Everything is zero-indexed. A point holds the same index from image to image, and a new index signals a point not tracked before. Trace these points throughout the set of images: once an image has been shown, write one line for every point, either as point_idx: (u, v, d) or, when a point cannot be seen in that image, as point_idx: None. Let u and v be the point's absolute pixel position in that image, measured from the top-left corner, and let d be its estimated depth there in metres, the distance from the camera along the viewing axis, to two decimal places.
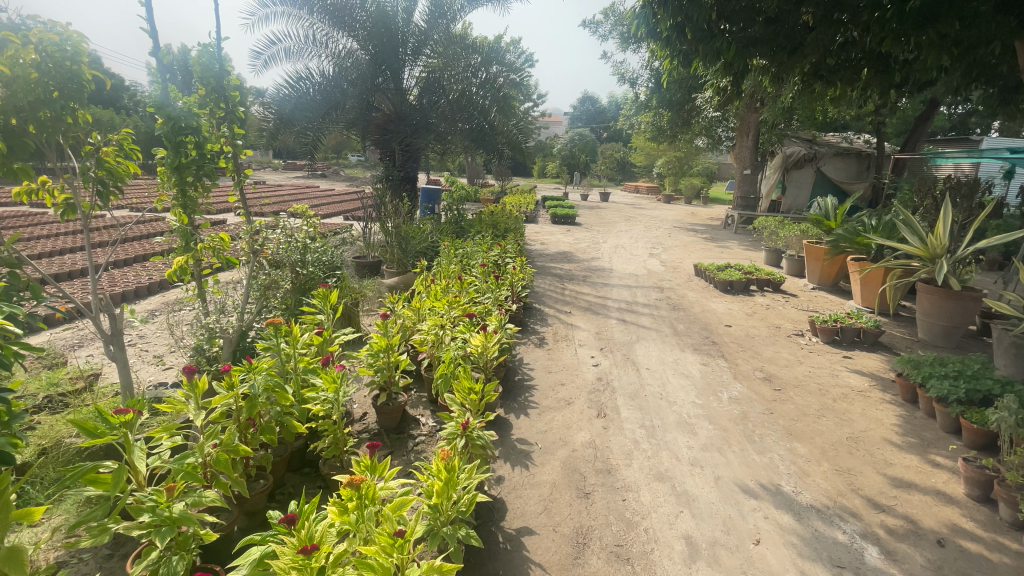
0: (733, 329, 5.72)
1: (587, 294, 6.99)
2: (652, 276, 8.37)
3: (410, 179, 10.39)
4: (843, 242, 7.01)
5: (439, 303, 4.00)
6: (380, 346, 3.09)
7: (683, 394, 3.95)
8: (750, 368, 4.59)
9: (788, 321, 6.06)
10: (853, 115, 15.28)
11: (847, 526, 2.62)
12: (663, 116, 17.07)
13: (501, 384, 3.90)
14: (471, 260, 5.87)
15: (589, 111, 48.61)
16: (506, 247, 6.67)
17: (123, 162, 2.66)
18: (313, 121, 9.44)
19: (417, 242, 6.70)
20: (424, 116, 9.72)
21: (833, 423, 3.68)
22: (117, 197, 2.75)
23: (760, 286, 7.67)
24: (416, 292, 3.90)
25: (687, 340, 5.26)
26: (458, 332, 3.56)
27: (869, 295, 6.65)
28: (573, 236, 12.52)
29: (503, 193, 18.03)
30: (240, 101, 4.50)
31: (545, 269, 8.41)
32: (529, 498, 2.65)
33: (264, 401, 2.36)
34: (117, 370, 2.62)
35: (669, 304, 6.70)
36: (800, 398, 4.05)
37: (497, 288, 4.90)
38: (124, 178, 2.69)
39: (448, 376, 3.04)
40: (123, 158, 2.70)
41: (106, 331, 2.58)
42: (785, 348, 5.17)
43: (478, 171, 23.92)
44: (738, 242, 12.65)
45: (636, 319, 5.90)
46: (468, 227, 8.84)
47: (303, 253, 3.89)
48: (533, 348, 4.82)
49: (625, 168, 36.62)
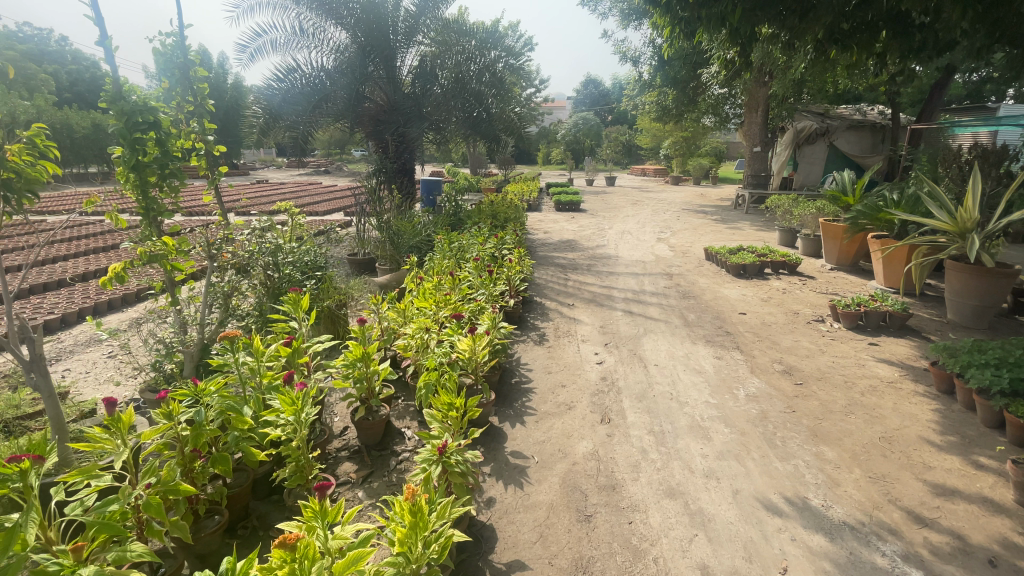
0: (748, 317, 5.36)
1: (591, 284, 6.65)
2: (661, 262, 7.98)
3: (405, 170, 10.06)
4: (863, 219, 6.57)
5: (426, 305, 3.70)
6: (356, 355, 2.80)
7: (695, 393, 3.63)
8: (768, 361, 4.24)
9: (807, 306, 5.67)
10: (867, 84, 14.62)
11: (887, 546, 2.29)
12: (668, 95, 16.55)
13: (496, 389, 3.59)
14: (465, 254, 5.56)
15: (592, 95, 47.81)
16: (504, 237, 6.33)
17: (34, 161, 2.37)
18: (302, 117, 9.17)
19: (409, 235, 6.37)
20: (418, 105, 9.35)
21: (862, 421, 3.33)
22: (31, 204, 2.43)
23: (775, 269, 7.26)
24: (402, 297, 3.62)
25: (699, 331, 4.91)
26: (444, 335, 3.26)
27: (893, 274, 6.23)
28: (578, 223, 12.15)
29: (506, 181, 17.65)
30: (209, 93, 4.22)
31: (548, 259, 8.07)
32: (522, 524, 2.35)
33: (213, 428, 2.08)
34: (43, 400, 2.28)
35: (679, 291, 6.33)
36: (825, 393, 3.70)
37: (491, 283, 4.59)
38: (37, 179, 2.38)
39: (431, 387, 2.73)
40: (37, 157, 2.43)
41: (24, 358, 2.22)
42: (804, 337, 4.80)
43: (481, 160, 23.56)
44: (749, 223, 12.17)
45: (643, 310, 5.55)
46: (466, 219, 8.51)
47: (275, 255, 3.65)
48: (532, 347, 4.50)
49: (631, 151, 35.89)
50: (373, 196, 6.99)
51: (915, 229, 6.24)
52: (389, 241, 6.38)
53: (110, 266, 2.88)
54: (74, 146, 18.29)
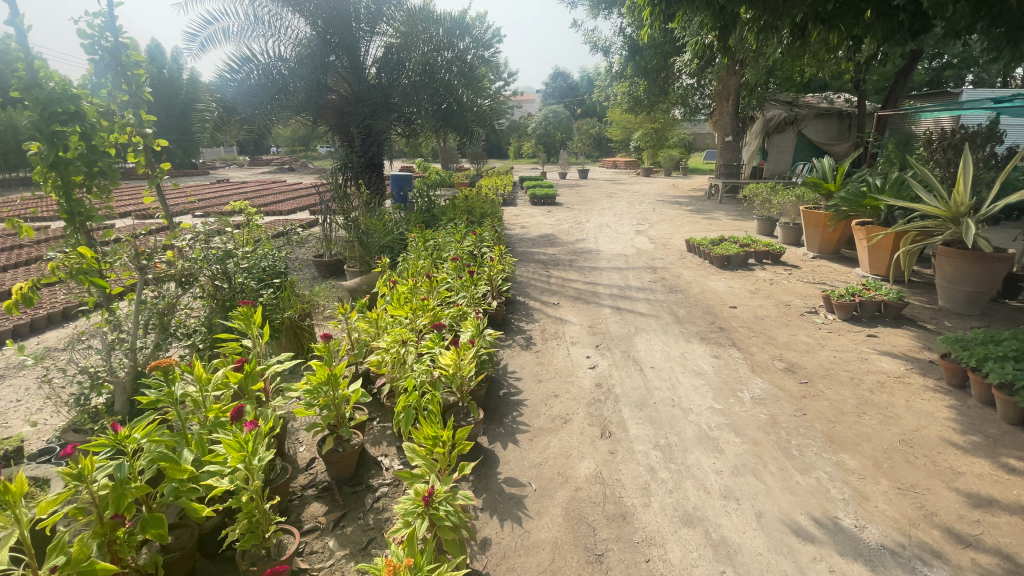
0: (740, 310, 5.14)
1: (574, 280, 6.35)
2: (643, 255, 7.74)
3: (374, 165, 9.53)
4: (847, 206, 6.45)
5: (401, 313, 3.33)
6: (319, 379, 2.41)
7: (699, 398, 3.35)
8: (768, 358, 4.01)
9: (797, 297, 5.49)
10: (834, 72, 14.75)
11: (933, 572, 2.05)
12: (639, 85, 16.37)
13: (483, 403, 3.24)
14: (442, 253, 5.17)
15: (561, 87, 47.58)
16: (481, 234, 5.96)
17: None
18: (260, 110, 8.56)
19: (379, 235, 5.93)
20: (384, 96, 8.86)
21: (877, 423, 3.13)
22: None
23: (759, 259, 7.10)
24: (374, 306, 3.25)
25: (692, 328, 4.66)
26: (422, 348, 2.88)
27: (878, 261, 6.15)
28: (555, 217, 11.85)
29: (479, 176, 17.23)
30: (145, 80, 3.70)
31: (527, 256, 7.73)
32: (524, 571, 2.02)
33: (140, 485, 1.69)
34: None
35: (666, 285, 6.08)
36: (834, 393, 3.47)
37: (472, 286, 4.23)
38: None
39: (411, 412, 2.38)
40: None
41: None
42: (801, 330, 4.60)
43: (452, 155, 23.04)
44: (726, 212, 12.08)
45: (631, 307, 5.27)
46: (440, 215, 8.09)
47: (225, 262, 3.21)
48: (519, 352, 4.16)
49: (602, 143, 35.76)
50: (338, 193, 6.50)
51: (900, 215, 6.14)
52: (357, 240, 5.92)
53: (13, 287, 2.50)
54: (14, 148, 17.06)
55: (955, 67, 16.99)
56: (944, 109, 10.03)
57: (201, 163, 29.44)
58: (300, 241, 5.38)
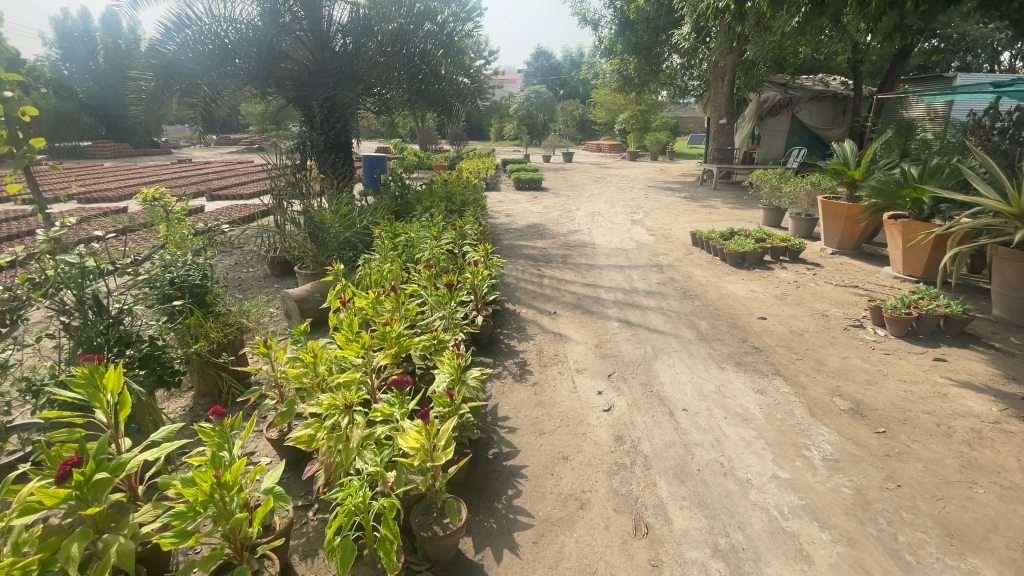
0: (771, 322, 4.32)
1: (571, 282, 5.45)
2: (644, 250, 6.87)
3: (340, 143, 8.34)
4: (879, 197, 5.75)
5: (353, 352, 2.41)
6: (194, 498, 1.50)
7: (756, 462, 2.52)
8: (825, 393, 3.21)
9: (833, 305, 4.70)
10: (831, 51, 14.03)
11: None
12: (629, 62, 15.41)
13: (467, 482, 2.34)
14: (415, 255, 4.25)
15: (544, 67, 46.05)
16: (462, 227, 5.01)
17: None
18: (204, 71, 7.29)
19: (338, 229, 4.88)
20: (350, 64, 7.64)
21: (994, 497, 2.35)
22: None
23: (776, 256, 6.31)
24: (313, 342, 2.34)
25: (722, 348, 3.81)
26: (376, 417, 1.96)
27: (914, 261, 5.43)
28: (542, 205, 10.88)
29: (459, 158, 16.11)
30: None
31: (514, 251, 6.79)
32: None
33: None
34: None
35: (677, 289, 5.22)
36: (923, 450, 2.69)
37: (450, 302, 3.26)
38: None
39: (349, 547, 1.53)
40: None
41: None
42: (852, 351, 3.81)
43: (430, 136, 21.74)
44: (723, 200, 11.27)
45: (643, 318, 4.41)
46: (414, 203, 7.09)
47: (84, 284, 2.20)
48: (511, 387, 3.25)
49: (585, 126, 34.70)
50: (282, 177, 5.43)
51: (945, 208, 5.37)
52: (311, 236, 4.87)
53: None
54: None
55: (945, 50, 16.23)
56: (945, 94, 9.37)
57: (161, 141, 27.50)
58: (231, 239, 4.34)
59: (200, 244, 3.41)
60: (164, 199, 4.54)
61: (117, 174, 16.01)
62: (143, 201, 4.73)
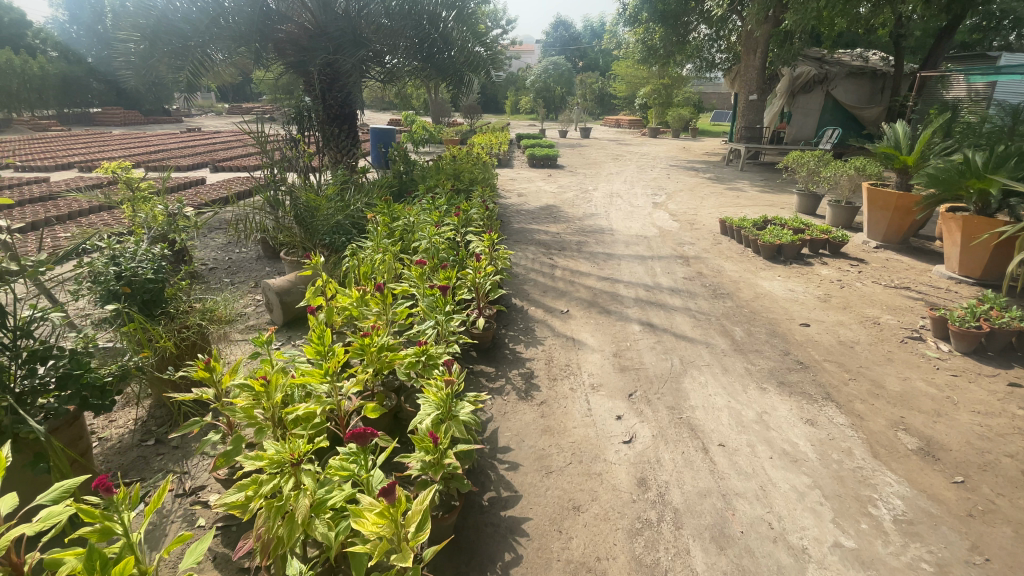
0: (815, 330, 3.79)
1: (587, 275, 4.93)
2: (667, 238, 6.30)
3: (343, 115, 7.72)
4: (937, 188, 5.08)
5: (316, 377, 1.97)
6: None
7: (811, 524, 2.04)
8: (887, 426, 2.70)
9: (884, 310, 4.15)
10: (873, 23, 12.94)
11: None
12: (655, 31, 14.45)
13: (455, 542, 1.90)
14: (412, 245, 3.77)
15: (563, 38, 44.32)
16: (466, 211, 4.50)
17: None
18: (194, 32, 6.46)
19: (326, 213, 4.36)
20: (353, 26, 6.94)
21: None
22: None
23: (814, 249, 5.71)
24: (265, 367, 1.90)
25: (761, 362, 3.30)
26: (331, 481, 1.50)
27: (973, 260, 4.80)
28: (557, 184, 10.28)
29: (472, 132, 15.43)
30: None
31: (524, 235, 6.28)
32: None
33: None
34: None
35: (706, 285, 4.68)
36: (1016, 510, 2.19)
37: (445, 307, 2.76)
38: None
39: None
40: None
41: None
42: (912, 370, 3.28)
43: (444, 109, 20.95)
44: (752, 183, 10.55)
45: (667, 321, 3.89)
46: (418, 181, 6.57)
47: None
48: (515, 406, 2.79)
49: (605, 100, 33.38)
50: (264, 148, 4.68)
51: (1016, 202, 4.70)
52: (298, 221, 4.38)
53: None
54: None
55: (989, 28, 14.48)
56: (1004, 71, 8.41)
57: (173, 109, 27.11)
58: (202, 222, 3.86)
59: (145, 237, 3.00)
60: (126, 173, 4.03)
61: (124, 142, 15.66)
62: (104, 174, 4.22)
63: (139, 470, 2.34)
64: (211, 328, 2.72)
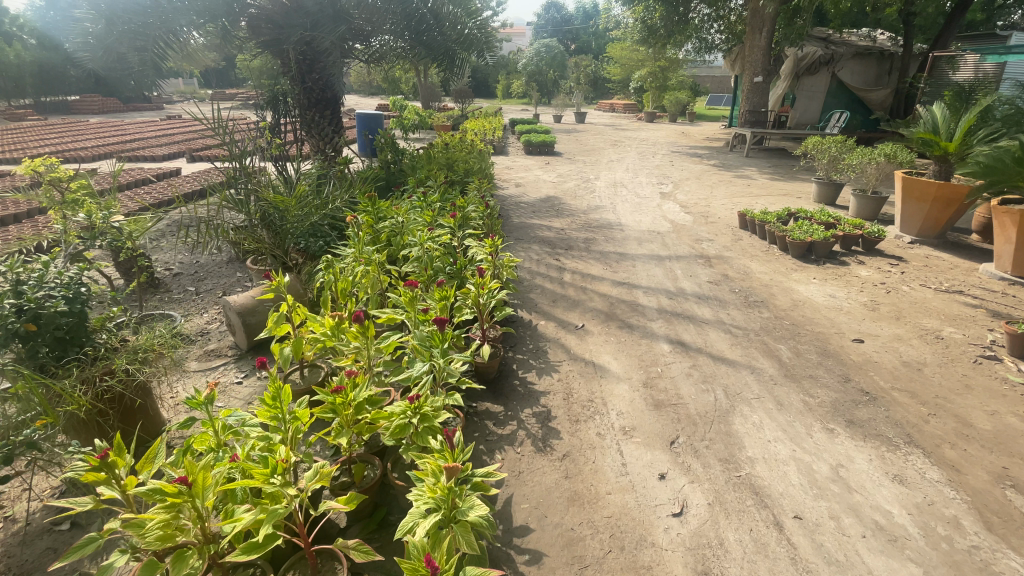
0: (871, 347, 3.27)
1: (600, 279, 4.37)
2: (683, 233, 5.74)
3: (324, 99, 6.97)
4: (1000, 180, 4.47)
5: (262, 475, 1.40)
6: None
7: None
8: (993, 483, 2.18)
9: (943, 321, 3.63)
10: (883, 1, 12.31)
11: None
12: (655, 10, 13.67)
13: None
14: (401, 253, 3.19)
15: (555, 19, 43.13)
16: (463, 209, 3.90)
17: None
18: (154, 6, 5.34)
19: (297, 213, 3.74)
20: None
21: None
22: None
23: (846, 246, 5.18)
24: (188, 464, 1.33)
25: (820, 393, 2.77)
26: None
27: None
28: (556, 173, 9.64)
29: (463, 118, 14.70)
30: None
31: (526, 232, 5.69)
32: None
33: None
34: None
35: (736, 291, 4.14)
36: None
37: (443, 344, 2.17)
38: None
39: None
40: None
41: None
42: (997, 400, 2.76)
43: (434, 93, 20.12)
44: (761, 170, 9.98)
45: (701, 339, 3.33)
46: (407, 172, 5.94)
47: None
48: (533, 462, 2.23)
49: (598, 83, 32.50)
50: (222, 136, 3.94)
51: None
52: (265, 223, 3.75)
53: None
54: None
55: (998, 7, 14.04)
56: None
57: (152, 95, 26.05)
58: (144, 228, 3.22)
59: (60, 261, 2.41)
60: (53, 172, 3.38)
61: (97, 131, 14.78)
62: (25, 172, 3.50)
63: (45, 571, 1.76)
64: (143, 376, 2.12)
